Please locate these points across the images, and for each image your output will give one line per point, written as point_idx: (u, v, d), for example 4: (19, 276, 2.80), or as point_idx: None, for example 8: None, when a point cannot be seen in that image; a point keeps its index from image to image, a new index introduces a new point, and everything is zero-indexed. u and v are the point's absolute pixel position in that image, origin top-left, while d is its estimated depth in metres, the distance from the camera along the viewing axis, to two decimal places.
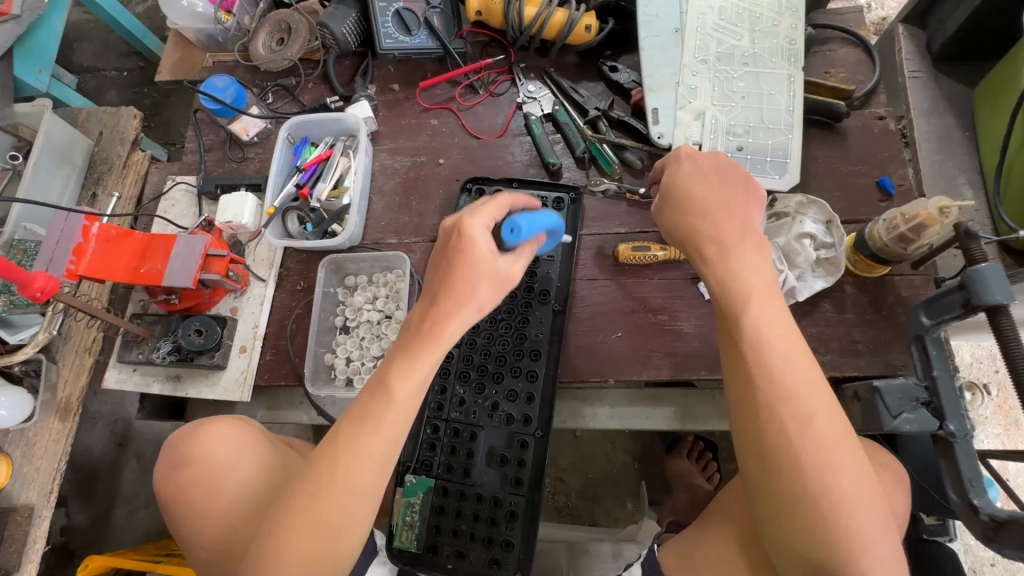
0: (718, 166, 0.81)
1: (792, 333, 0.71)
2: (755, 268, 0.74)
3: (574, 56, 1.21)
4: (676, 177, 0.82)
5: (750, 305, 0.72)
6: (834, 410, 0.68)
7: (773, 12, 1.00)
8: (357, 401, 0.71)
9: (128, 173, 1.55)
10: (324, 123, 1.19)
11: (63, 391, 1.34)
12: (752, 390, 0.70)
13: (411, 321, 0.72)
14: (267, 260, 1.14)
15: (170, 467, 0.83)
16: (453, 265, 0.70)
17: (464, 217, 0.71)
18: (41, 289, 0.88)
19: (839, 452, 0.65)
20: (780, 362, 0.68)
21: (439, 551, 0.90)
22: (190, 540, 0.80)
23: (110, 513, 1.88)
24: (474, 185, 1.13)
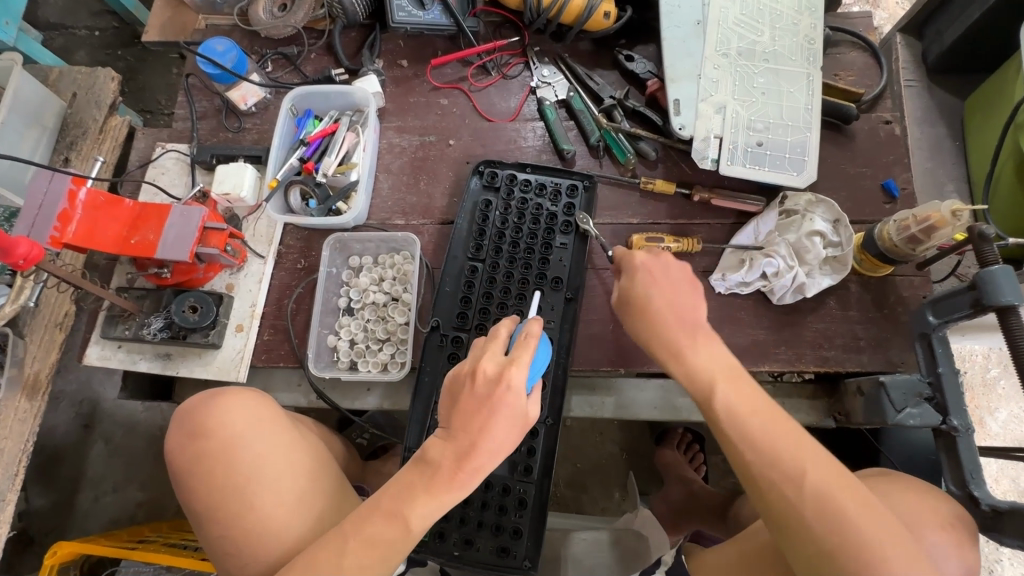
0: (666, 268, 0.84)
1: (764, 408, 0.73)
2: (710, 360, 0.77)
3: (589, 43, 1.19)
4: (630, 274, 0.85)
5: (715, 390, 0.74)
6: (817, 451, 0.70)
7: (794, 10, 1.00)
8: (362, 515, 0.72)
9: (105, 140, 1.45)
10: (329, 96, 1.14)
11: (31, 367, 1.26)
12: (745, 463, 0.71)
13: (436, 456, 0.74)
14: (266, 237, 1.09)
15: (185, 438, 0.77)
16: (485, 422, 0.73)
17: (509, 368, 0.73)
18: (24, 256, 0.82)
19: (846, 496, 0.66)
20: (760, 440, 0.70)
21: (446, 538, 0.89)
22: (199, 517, 0.75)
23: (74, 497, 1.78)
24: (487, 168, 1.09)
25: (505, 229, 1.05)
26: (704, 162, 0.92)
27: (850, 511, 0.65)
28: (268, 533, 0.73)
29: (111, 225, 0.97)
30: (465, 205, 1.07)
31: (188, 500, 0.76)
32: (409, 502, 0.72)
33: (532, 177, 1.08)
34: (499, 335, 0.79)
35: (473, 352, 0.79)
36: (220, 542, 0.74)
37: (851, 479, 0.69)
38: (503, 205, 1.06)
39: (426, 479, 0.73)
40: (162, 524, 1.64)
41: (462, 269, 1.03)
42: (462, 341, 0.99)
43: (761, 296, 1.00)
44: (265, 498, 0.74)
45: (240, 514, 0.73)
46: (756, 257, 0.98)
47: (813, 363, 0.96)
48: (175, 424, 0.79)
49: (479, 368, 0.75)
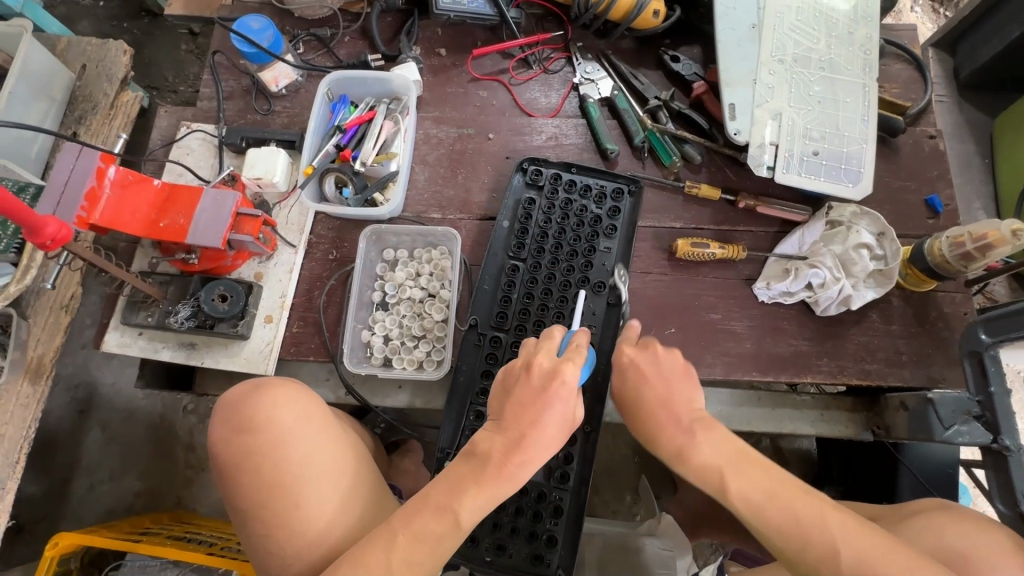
0: (657, 362, 0.80)
1: (781, 493, 0.68)
2: (713, 449, 0.71)
3: (632, 41, 1.17)
4: (624, 371, 0.81)
5: (726, 481, 0.70)
6: (845, 523, 0.65)
7: (848, 20, 1.00)
8: (412, 511, 0.69)
9: (117, 115, 1.38)
10: (367, 82, 1.11)
11: (34, 350, 1.20)
12: (782, 554, 0.67)
13: (485, 448, 0.71)
14: (297, 225, 1.05)
15: (232, 433, 0.76)
16: (539, 412, 0.71)
17: (564, 365, 0.72)
18: (53, 237, 0.77)
19: (889, 568, 0.61)
20: (783, 531, 0.66)
21: (478, 543, 0.87)
22: (243, 514, 0.74)
23: (68, 485, 1.67)
24: (531, 165, 1.06)
25: (547, 229, 1.03)
26: (760, 169, 0.91)
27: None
28: (314, 534, 0.72)
29: (139, 206, 0.92)
30: (508, 202, 1.04)
31: (231, 497, 0.75)
32: (458, 497, 0.69)
33: (578, 177, 1.05)
34: (552, 335, 0.78)
35: (522, 350, 0.79)
36: (265, 540, 0.72)
37: (894, 547, 0.63)
38: (546, 205, 1.04)
39: (474, 472, 0.70)
40: (162, 516, 1.57)
41: (503, 268, 1.00)
42: (501, 341, 0.96)
43: (804, 307, 0.99)
44: (313, 497, 0.73)
45: (288, 513, 0.72)
46: (801, 267, 0.97)
47: (855, 376, 0.96)
48: (217, 419, 0.77)
49: (533, 361, 0.74)
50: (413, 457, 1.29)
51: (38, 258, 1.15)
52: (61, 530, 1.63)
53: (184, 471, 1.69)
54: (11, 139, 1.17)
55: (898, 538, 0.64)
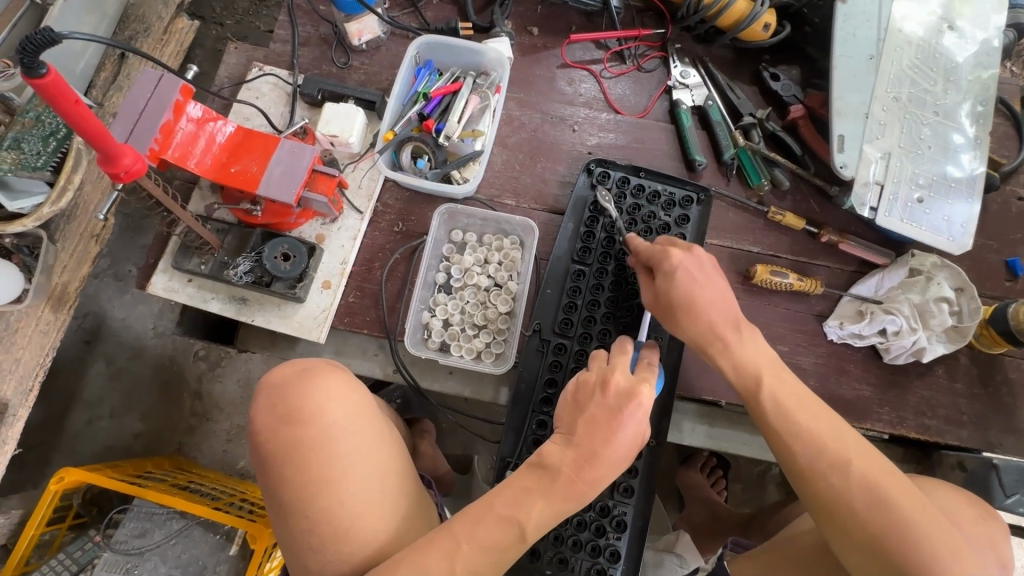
0: (702, 264, 0.77)
1: (809, 402, 0.72)
2: (755, 350, 0.74)
3: (730, 51, 1.12)
4: (670, 278, 0.76)
5: (762, 383, 0.73)
6: (859, 440, 0.69)
7: (965, 67, 0.97)
8: (471, 520, 0.67)
9: (170, 43, 1.32)
10: (457, 50, 1.05)
11: (60, 277, 1.10)
12: (792, 457, 0.70)
13: (555, 461, 0.68)
14: (366, 191, 1.01)
15: (278, 421, 0.73)
16: (615, 433, 0.67)
17: (642, 386, 0.69)
18: (129, 170, 0.68)
19: (887, 481, 0.65)
20: (806, 433, 0.69)
21: (541, 556, 0.87)
22: (283, 508, 0.71)
23: (66, 416, 1.56)
24: (598, 167, 0.99)
25: (615, 234, 0.96)
26: (862, 209, 0.90)
27: (894, 499, 0.64)
28: (358, 534, 0.69)
29: (210, 148, 0.87)
30: (572, 203, 0.98)
31: (272, 488, 0.72)
32: (524, 510, 0.67)
33: (646, 183, 0.99)
34: (624, 349, 0.76)
35: (594, 363, 0.75)
36: (304, 536, 0.70)
37: (893, 469, 0.67)
38: (612, 209, 0.98)
39: (542, 485, 0.68)
40: (163, 461, 1.46)
41: (567, 272, 0.95)
42: (565, 348, 0.93)
43: (871, 352, 0.98)
44: (360, 497, 0.70)
45: (332, 510, 0.69)
46: (876, 311, 0.96)
47: (913, 429, 0.95)
48: (262, 402, 0.75)
49: (610, 378, 0.71)
50: (430, 439, 1.26)
51: (76, 179, 1.01)
52: (55, 462, 1.53)
53: (189, 418, 1.58)
54: (60, 52, 1.03)
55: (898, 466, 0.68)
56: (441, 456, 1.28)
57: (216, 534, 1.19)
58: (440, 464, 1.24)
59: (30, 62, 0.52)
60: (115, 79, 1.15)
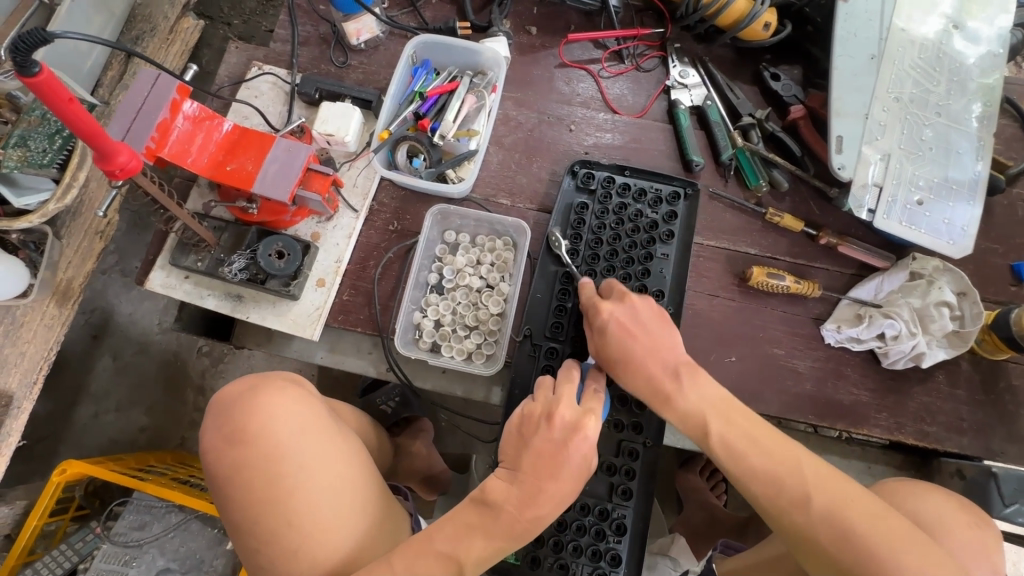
0: (637, 315, 0.77)
1: (761, 435, 0.69)
2: (697, 393, 0.72)
3: (731, 50, 1.11)
4: (605, 333, 0.76)
5: (708, 424, 0.70)
6: (815, 465, 0.67)
7: (971, 67, 0.96)
8: (411, 558, 0.66)
9: (174, 42, 1.29)
10: (453, 50, 1.05)
11: (65, 272, 1.11)
12: (753, 495, 0.68)
13: (499, 498, 0.67)
14: (362, 189, 1.01)
15: (226, 443, 0.74)
16: (559, 467, 0.66)
17: (587, 418, 0.68)
18: (124, 167, 0.68)
19: (847, 506, 0.63)
20: (758, 471, 0.67)
21: (540, 562, 0.87)
22: (236, 526, 0.73)
23: (73, 410, 1.57)
24: (582, 168, 1.00)
25: (601, 234, 0.97)
26: (860, 211, 0.89)
27: (861, 530, 0.61)
28: (309, 552, 0.70)
29: (207, 145, 0.88)
30: (558, 206, 0.99)
31: (226, 508, 0.74)
32: (463, 546, 0.66)
33: (632, 181, 1.00)
34: (570, 377, 0.73)
35: (540, 393, 0.73)
36: (256, 554, 0.71)
37: (859, 492, 0.65)
38: (599, 209, 0.99)
39: (483, 522, 0.67)
40: (166, 455, 1.47)
41: (558, 273, 0.95)
42: (557, 351, 0.92)
43: (870, 357, 0.96)
44: (308, 514, 0.71)
45: (281, 528, 0.70)
46: (875, 315, 0.94)
47: (911, 435, 0.93)
48: (210, 423, 0.76)
49: (555, 412, 0.69)
50: (426, 439, 1.26)
51: (82, 177, 1.02)
52: (62, 455, 1.53)
53: (193, 413, 1.60)
54: (67, 51, 1.03)
55: (865, 488, 0.65)
56: (437, 456, 1.28)
57: (214, 528, 1.21)
58: (436, 463, 1.24)
59: (22, 61, 0.52)
60: (121, 78, 1.16)
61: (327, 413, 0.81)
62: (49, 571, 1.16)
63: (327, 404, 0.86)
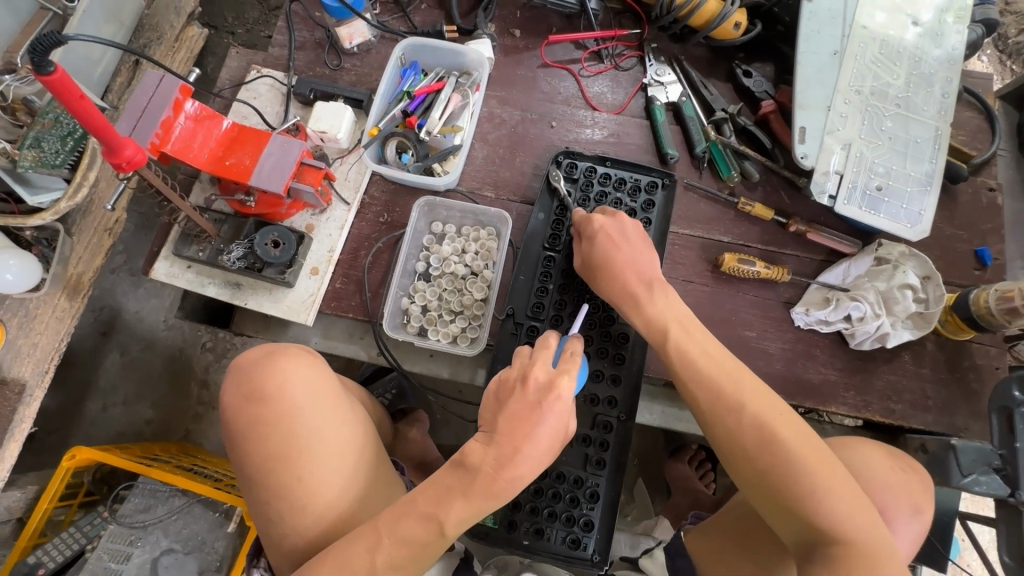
0: (625, 229, 0.85)
1: (712, 350, 0.76)
2: (665, 306, 0.80)
3: (705, 50, 1.16)
4: (592, 241, 0.85)
5: (668, 333, 0.78)
6: (753, 383, 0.73)
7: (930, 61, 1.01)
8: (398, 518, 0.71)
9: (180, 49, 1.38)
10: (440, 52, 1.11)
11: (75, 267, 1.17)
12: (694, 398, 0.75)
13: (476, 462, 0.72)
14: (353, 183, 1.07)
15: (244, 401, 0.79)
16: (533, 430, 0.71)
17: (560, 379, 0.73)
18: (131, 160, 0.73)
19: (775, 417, 0.70)
20: (702, 378, 0.74)
21: (517, 527, 0.91)
22: (246, 480, 0.78)
23: (82, 404, 1.62)
24: (565, 159, 1.06)
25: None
26: (822, 197, 0.94)
27: (785, 441, 0.69)
28: (313, 506, 0.75)
29: (207, 142, 0.94)
30: (543, 193, 1.04)
31: (239, 462, 0.79)
32: (444, 508, 0.71)
33: (612, 171, 1.06)
34: (547, 344, 0.78)
35: (518, 360, 0.78)
36: (263, 506, 0.77)
37: (790, 413, 0.72)
38: (581, 197, 1.04)
39: (463, 484, 0.72)
40: (170, 445, 1.52)
41: (538, 259, 1.01)
42: (537, 331, 0.98)
43: (838, 338, 1.00)
44: (315, 473, 0.76)
45: (290, 484, 0.76)
46: (842, 298, 0.98)
47: (878, 413, 0.97)
48: (230, 381, 0.81)
49: (530, 374, 0.74)
50: (418, 426, 1.31)
51: (91, 176, 1.08)
52: (71, 447, 1.58)
53: (196, 407, 1.64)
54: (80, 58, 1.10)
55: (796, 412, 0.72)
56: (430, 442, 1.32)
57: (215, 512, 1.25)
58: (429, 448, 1.29)
59: (39, 62, 0.57)
60: (129, 84, 1.23)
61: (337, 383, 0.87)
62: (57, 553, 1.23)
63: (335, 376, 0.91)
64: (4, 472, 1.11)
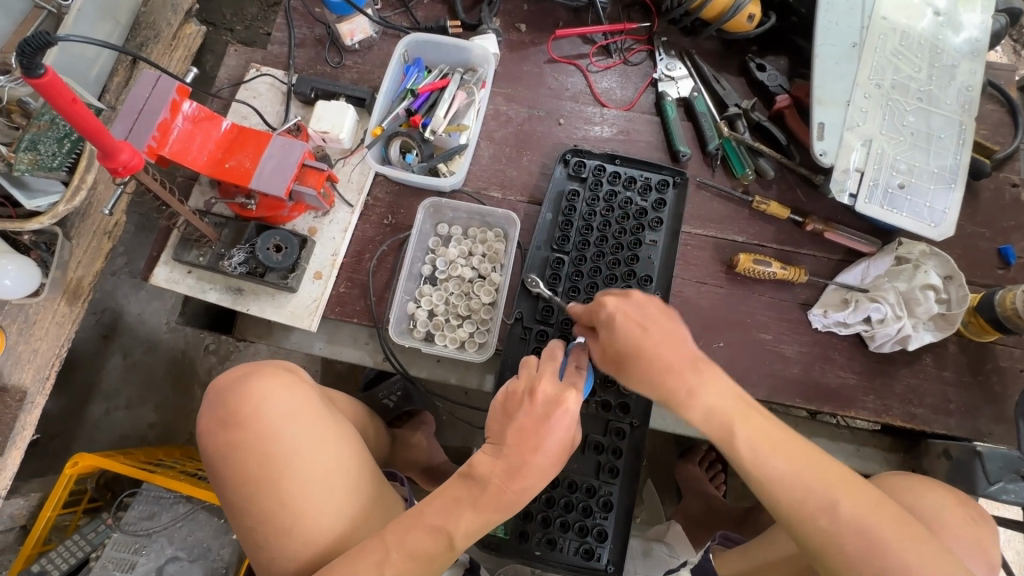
0: (642, 307, 0.72)
1: (790, 436, 0.67)
2: (716, 392, 0.68)
3: (717, 43, 1.13)
4: (610, 326, 0.72)
5: (734, 429, 0.66)
6: (842, 475, 0.64)
7: (953, 52, 0.97)
8: (402, 533, 0.68)
9: (178, 47, 1.35)
10: (444, 48, 1.08)
11: (75, 272, 1.15)
12: (773, 494, 0.65)
13: (485, 472, 0.69)
14: (356, 185, 1.04)
15: (220, 426, 0.77)
16: (542, 439, 0.69)
17: (568, 392, 0.70)
18: (126, 165, 0.71)
19: (877, 519, 0.62)
20: (784, 479, 0.64)
21: (529, 538, 0.89)
22: (231, 504, 0.76)
23: (85, 408, 1.60)
24: (574, 156, 1.03)
25: (591, 221, 1.00)
26: (841, 195, 0.91)
27: (891, 545, 0.60)
28: (301, 529, 0.73)
29: (206, 144, 0.91)
30: (549, 195, 1.02)
31: (222, 488, 0.77)
32: (453, 520, 0.68)
33: (622, 169, 1.03)
34: (553, 355, 0.76)
35: (524, 370, 0.75)
36: (250, 531, 0.75)
37: (886, 504, 0.63)
38: (590, 197, 1.01)
39: (471, 495, 0.69)
40: (174, 450, 1.50)
41: (547, 262, 0.98)
42: (546, 335, 0.95)
43: (857, 340, 0.97)
44: (299, 494, 0.74)
45: (273, 508, 0.74)
46: (861, 299, 0.95)
47: (898, 417, 0.94)
48: (206, 407, 0.79)
49: (537, 387, 0.71)
50: (425, 431, 1.28)
51: (89, 179, 1.05)
52: (75, 452, 1.56)
53: (200, 410, 1.62)
54: (75, 57, 1.07)
55: (889, 497, 0.64)
56: (437, 446, 1.30)
57: (221, 518, 1.23)
58: (435, 453, 1.26)
59: (28, 63, 0.54)
60: (127, 84, 1.20)
61: (319, 399, 0.84)
62: (54, 566, 1.19)
63: (319, 390, 0.89)
64: (7, 481, 1.09)
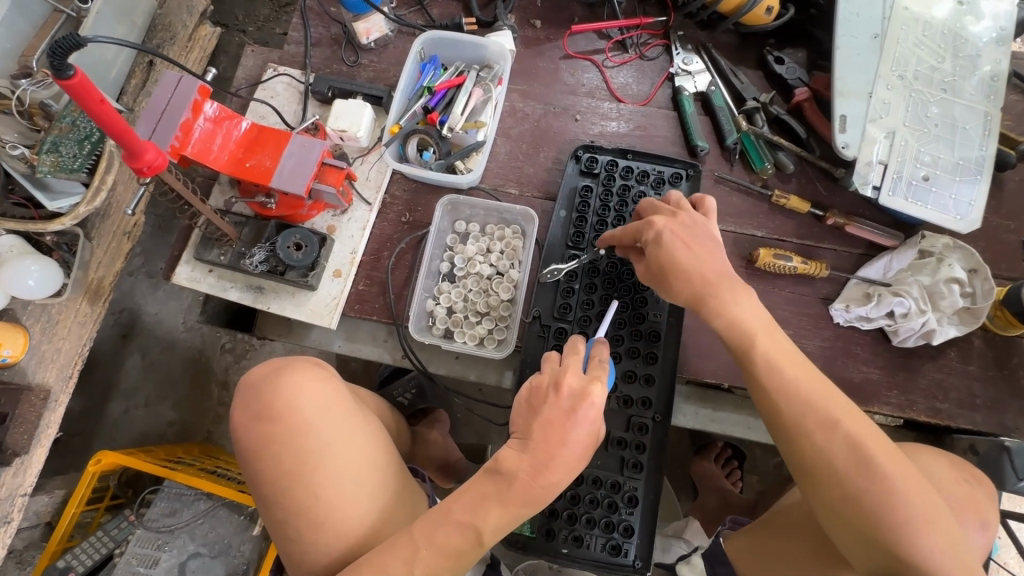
0: (691, 227, 0.79)
1: (799, 360, 0.73)
2: (745, 305, 0.74)
3: (735, 36, 1.12)
4: (659, 245, 0.78)
5: (754, 341, 0.73)
6: (842, 400, 0.70)
7: (977, 41, 0.96)
8: (434, 529, 0.69)
9: (194, 49, 1.36)
10: (460, 45, 1.08)
11: (96, 271, 1.15)
12: (775, 407, 0.72)
13: (511, 468, 0.70)
14: (374, 183, 1.05)
15: (252, 419, 0.78)
16: (568, 433, 0.69)
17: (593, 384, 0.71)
18: (151, 165, 0.71)
19: (871, 442, 0.67)
20: (793, 390, 0.70)
21: (555, 536, 0.89)
22: (263, 499, 0.77)
23: (105, 406, 1.62)
24: (586, 152, 1.03)
25: (606, 216, 0.99)
26: (865, 188, 0.91)
27: (881, 464, 0.66)
28: (332, 523, 0.74)
29: (227, 144, 0.92)
30: (562, 191, 1.02)
31: (252, 482, 0.78)
32: (481, 516, 0.69)
33: (635, 164, 1.02)
34: (576, 349, 0.77)
35: (547, 365, 0.76)
36: (282, 525, 0.76)
37: (880, 434, 0.69)
38: (603, 192, 1.01)
39: (498, 491, 0.70)
40: (193, 447, 1.51)
41: (563, 258, 0.98)
42: (565, 332, 0.95)
43: (880, 335, 0.96)
44: (330, 489, 0.75)
45: (304, 501, 0.74)
46: (884, 293, 0.94)
47: (924, 413, 0.93)
48: (240, 400, 0.80)
49: (562, 380, 0.72)
50: (441, 428, 1.28)
51: (110, 181, 1.05)
52: (95, 450, 1.58)
53: (217, 407, 1.64)
54: (95, 60, 1.08)
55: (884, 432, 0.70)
56: (453, 443, 1.30)
57: (240, 514, 1.24)
58: (452, 450, 1.26)
59: (59, 65, 0.55)
60: (144, 85, 1.21)
61: (348, 394, 0.85)
62: (84, 557, 1.21)
63: (346, 386, 0.90)
64: (32, 478, 1.10)
